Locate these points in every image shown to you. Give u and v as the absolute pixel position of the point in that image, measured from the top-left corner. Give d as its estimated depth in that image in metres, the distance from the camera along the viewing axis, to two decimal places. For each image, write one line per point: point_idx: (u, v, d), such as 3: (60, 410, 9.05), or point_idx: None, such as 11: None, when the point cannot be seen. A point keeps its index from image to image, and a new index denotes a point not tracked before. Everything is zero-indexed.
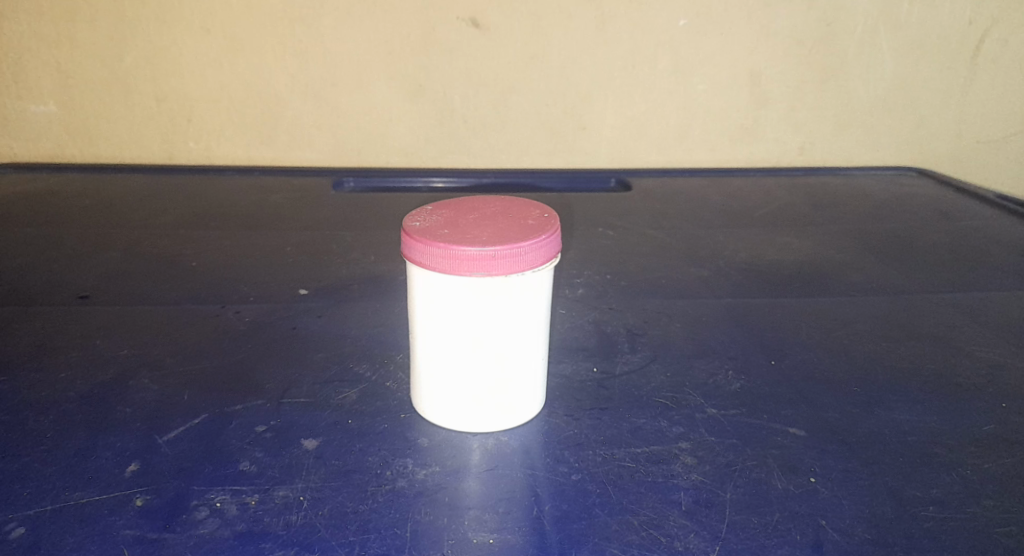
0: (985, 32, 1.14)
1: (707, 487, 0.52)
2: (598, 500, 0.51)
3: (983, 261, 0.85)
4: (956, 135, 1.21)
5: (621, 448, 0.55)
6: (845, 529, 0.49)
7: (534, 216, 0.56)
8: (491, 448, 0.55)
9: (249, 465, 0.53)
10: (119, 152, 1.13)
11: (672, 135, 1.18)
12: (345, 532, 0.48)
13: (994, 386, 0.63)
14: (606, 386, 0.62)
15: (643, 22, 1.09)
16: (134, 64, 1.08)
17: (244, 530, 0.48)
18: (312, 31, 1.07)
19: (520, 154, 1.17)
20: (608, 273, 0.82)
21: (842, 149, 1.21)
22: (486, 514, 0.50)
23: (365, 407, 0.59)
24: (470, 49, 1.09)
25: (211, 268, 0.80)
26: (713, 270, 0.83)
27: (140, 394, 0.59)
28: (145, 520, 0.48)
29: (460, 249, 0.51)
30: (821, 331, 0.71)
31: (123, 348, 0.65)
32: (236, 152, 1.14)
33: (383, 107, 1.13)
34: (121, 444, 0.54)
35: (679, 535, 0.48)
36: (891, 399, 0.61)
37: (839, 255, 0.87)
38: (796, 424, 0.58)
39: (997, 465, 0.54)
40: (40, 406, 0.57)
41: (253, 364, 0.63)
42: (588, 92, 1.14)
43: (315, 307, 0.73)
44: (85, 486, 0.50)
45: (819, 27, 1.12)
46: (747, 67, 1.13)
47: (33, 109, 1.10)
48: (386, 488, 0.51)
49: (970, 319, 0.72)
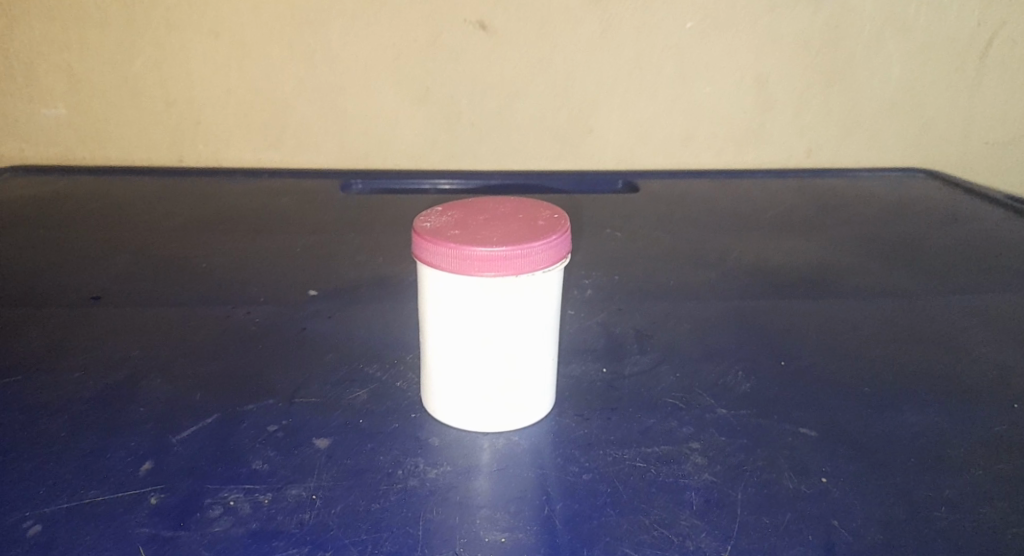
0: (992, 35, 1.14)
1: (717, 487, 0.52)
2: (609, 499, 0.51)
3: (991, 262, 0.85)
4: (962, 138, 1.21)
5: (631, 448, 0.55)
6: (857, 529, 0.49)
7: (544, 217, 0.56)
8: (501, 448, 0.55)
9: (261, 464, 0.53)
10: (128, 156, 1.14)
11: (678, 138, 1.18)
12: (358, 531, 0.48)
13: (1004, 387, 0.63)
14: (616, 387, 0.62)
15: (650, 26, 1.10)
16: (143, 67, 1.09)
17: (258, 528, 0.48)
18: (320, 35, 1.08)
19: (527, 157, 1.17)
20: (616, 274, 0.82)
21: (849, 152, 1.21)
22: (498, 513, 0.50)
23: (376, 406, 0.59)
24: (478, 52, 1.10)
25: (221, 269, 0.81)
26: (721, 272, 0.83)
27: (152, 394, 0.60)
28: (159, 518, 0.48)
29: (471, 249, 0.51)
30: (830, 332, 0.71)
31: (134, 349, 0.65)
32: (244, 155, 1.15)
33: (390, 110, 1.13)
34: (135, 443, 0.54)
35: (690, 535, 0.48)
36: (901, 400, 0.61)
37: (847, 257, 0.87)
38: (806, 424, 0.58)
39: (1008, 466, 0.54)
40: (54, 406, 0.58)
41: (264, 365, 0.64)
42: (594, 95, 1.14)
43: (325, 308, 0.73)
44: (99, 485, 0.51)
45: (826, 30, 1.12)
46: (753, 70, 1.14)
47: (43, 112, 1.11)
48: (397, 487, 0.51)
49: (979, 321, 0.73)
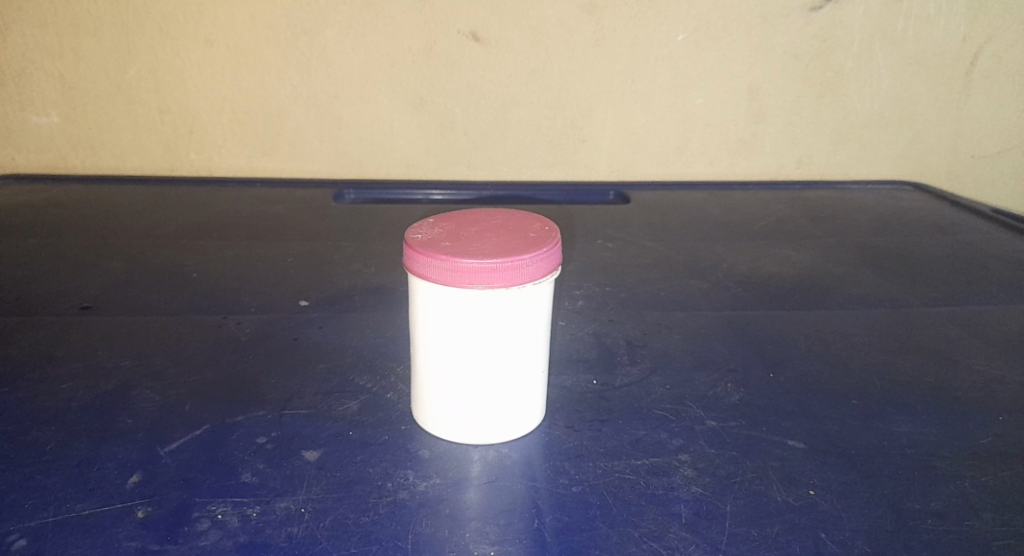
0: (981, 48, 1.15)
1: (707, 499, 0.52)
2: (599, 511, 0.51)
3: (980, 274, 0.85)
4: (952, 150, 1.22)
5: (621, 460, 0.55)
6: (845, 541, 0.49)
7: (535, 229, 0.56)
8: (491, 460, 0.55)
9: (251, 476, 0.53)
10: (121, 163, 1.14)
11: (670, 149, 1.18)
12: (346, 543, 0.48)
13: (992, 400, 0.63)
14: (606, 398, 0.62)
15: (642, 39, 1.10)
16: (137, 76, 1.09)
17: (246, 541, 0.48)
18: (314, 45, 1.08)
19: (520, 167, 1.18)
20: (608, 285, 0.82)
21: (840, 163, 1.21)
22: (487, 526, 0.50)
23: (367, 417, 0.59)
24: (471, 62, 1.10)
25: (213, 279, 0.81)
26: (713, 283, 0.83)
27: (143, 404, 0.59)
28: (147, 532, 0.48)
29: (463, 261, 0.51)
30: (820, 343, 0.71)
31: (126, 358, 0.65)
32: (237, 163, 1.15)
33: (384, 119, 1.13)
34: (124, 454, 0.54)
35: (680, 547, 0.48)
36: (890, 412, 0.61)
37: (838, 268, 0.87)
38: (796, 436, 0.58)
39: (996, 478, 0.54)
40: (43, 417, 0.58)
41: (256, 376, 0.64)
42: (587, 107, 1.14)
43: (317, 318, 0.73)
44: (88, 496, 0.50)
45: (817, 43, 1.13)
46: (745, 82, 1.14)
47: (35, 120, 1.11)
48: (387, 499, 0.51)
49: (968, 333, 0.73)
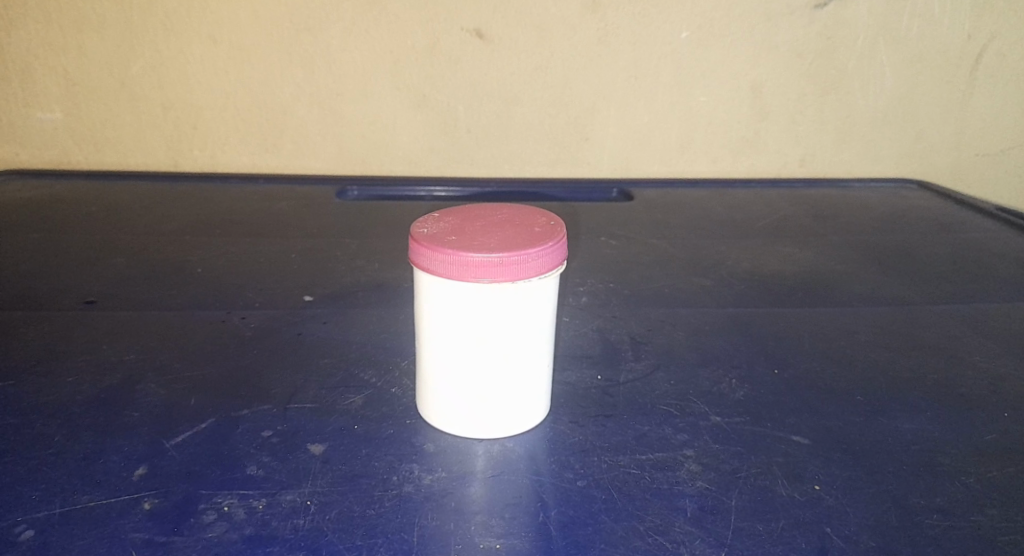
0: (984, 47, 1.15)
1: (711, 494, 0.52)
2: (604, 506, 0.51)
3: (983, 272, 0.85)
4: (954, 149, 1.22)
5: (626, 455, 0.55)
6: (850, 536, 0.49)
7: (540, 224, 0.56)
8: (496, 455, 0.55)
9: (257, 469, 0.53)
10: (125, 159, 1.14)
11: (673, 147, 1.18)
12: (352, 536, 0.48)
13: (996, 396, 0.63)
14: (611, 394, 0.62)
15: (645, 38, 1.11)
16: (141, 72, 1.09)
17: (252, 533, 0.48)
18: (318, 42, 1.08)
19: (523, 165, 1.18)
20: (611, 282, 0.82)
21: (843, 161, 1.21)
22: (493, 520, 0.50)
23: (372, 412, 0.59)
24: (474, 60, 1.10)
25: (217, 275, 0.81)
26: (716, 280, 0.83)
27: (148, 398, 0.60)
28: (153, 523, 0.48)
29: (468, 255, 0.51)
30: (823, 340, 0.71)
31: (131, 353, 0.65)
32: (240, 159, 1.15)
33: (387, 116, 1.13)
34: (129, 447, 0.54)
35: (685, 541, 0.48)
36: (894, 408, 0.61)
37: (841, 266, 0.87)
38: (800, 432, 0.58)
39: (1000, 474, 0.54)
40: (48, 410, 0.58)
41: (260, 371, 0.64)
42: (590, 104, 1.15)
43: (321, 314, 0.73)
44: (94, 489, 0.51)
45: (820, 41, 1.13)
46: (748, 81, 1.15)
47: (39, 116, 1.11)
48: (392, 493, 0.51)
49: (971, 330, 0.73)
